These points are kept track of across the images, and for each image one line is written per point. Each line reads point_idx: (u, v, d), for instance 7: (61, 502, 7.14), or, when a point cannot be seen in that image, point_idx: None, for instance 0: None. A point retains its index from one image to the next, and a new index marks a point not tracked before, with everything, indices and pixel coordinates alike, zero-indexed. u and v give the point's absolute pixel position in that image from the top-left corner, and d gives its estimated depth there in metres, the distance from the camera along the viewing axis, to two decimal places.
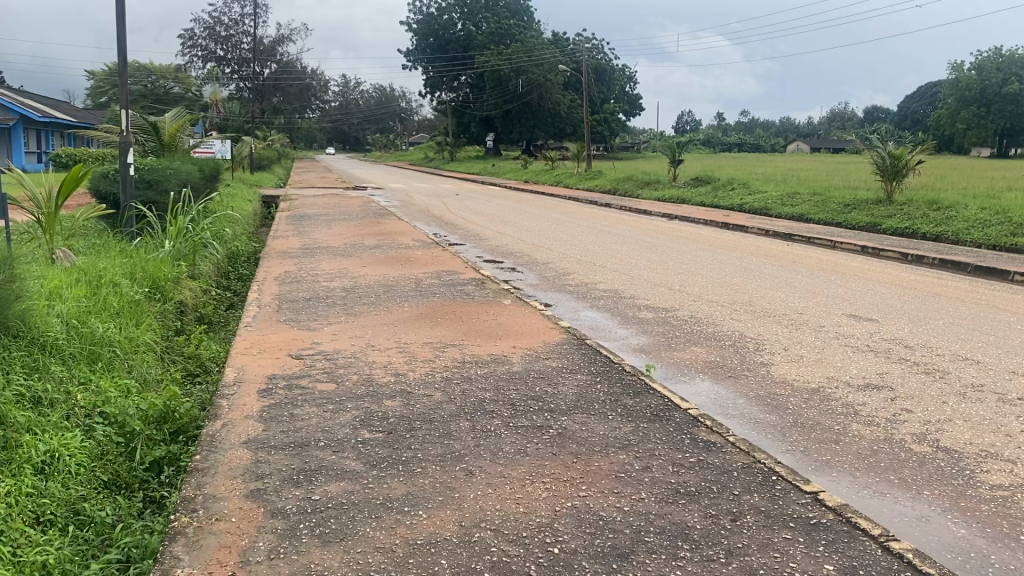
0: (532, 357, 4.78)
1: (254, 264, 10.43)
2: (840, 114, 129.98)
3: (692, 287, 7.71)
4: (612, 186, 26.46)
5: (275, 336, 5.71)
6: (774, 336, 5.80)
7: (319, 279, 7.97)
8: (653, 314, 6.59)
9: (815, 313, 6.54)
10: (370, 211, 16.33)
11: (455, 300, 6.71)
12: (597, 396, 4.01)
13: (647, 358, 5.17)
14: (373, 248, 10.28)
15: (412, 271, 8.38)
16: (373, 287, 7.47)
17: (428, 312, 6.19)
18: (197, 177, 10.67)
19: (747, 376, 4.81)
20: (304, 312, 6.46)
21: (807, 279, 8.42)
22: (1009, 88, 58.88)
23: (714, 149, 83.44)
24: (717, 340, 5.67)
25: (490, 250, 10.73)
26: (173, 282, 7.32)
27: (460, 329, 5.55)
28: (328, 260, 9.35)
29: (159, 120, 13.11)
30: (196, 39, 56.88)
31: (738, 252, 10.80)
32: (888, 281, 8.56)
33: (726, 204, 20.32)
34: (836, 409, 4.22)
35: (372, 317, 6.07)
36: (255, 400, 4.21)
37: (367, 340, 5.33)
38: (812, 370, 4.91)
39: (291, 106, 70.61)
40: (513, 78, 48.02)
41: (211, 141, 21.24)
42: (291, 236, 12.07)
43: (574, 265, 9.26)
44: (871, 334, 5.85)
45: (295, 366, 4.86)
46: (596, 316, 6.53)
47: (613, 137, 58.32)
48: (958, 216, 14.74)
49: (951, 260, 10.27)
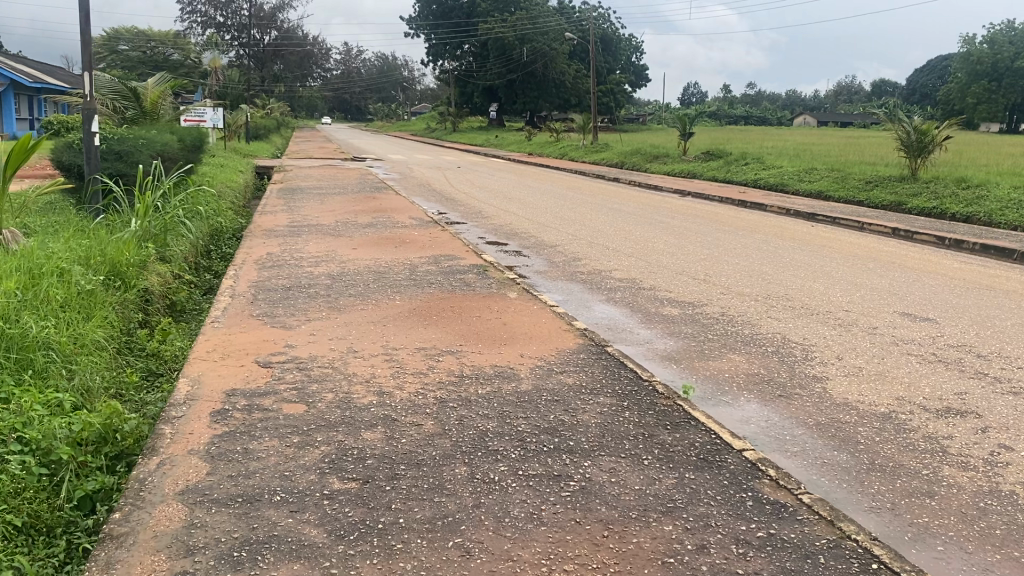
0: (545, 372, 3.99)
1: (237, 242, 9.66)
2: (846, 88, 128.38)
3: (719, 278, 6.91)
4: (620, 160, 25.52)
5: (243, 336, 4.91)
6: (823, 341, 5.02)
7: (304, 264, 7.17)
8: (679, 311, 5.79)
9: (865, 312, 5.75)
10: (366, 185, 15.51)
11: (453, 292, 5.92)
12: (627, 430, 3.23)
13: (679, 371, 4.38)
14: (367, 227, 9.45)
15: (406, 254, 7.59)
16: (363, 274, 6.67)
17: (421, 308, 5.41)
18: (176, 148, 9.85)
19: (801, 397, 4.02)
20: (281, 306, 5.65)
21: (844, 268, 7.62)
22: (1020, 61, 57.75)
23: (721, 123, 82.04)
24: (758, 346, 4.88)
25: (494, 230, 9.92)
26: (139, 267, 6.55)
27: (459, 331, 4.76)
28: (316, 240, 8.54)
29: (141, 87, 12.27)
30: (195, 5, 55.60)
31: (762, 234, 9.99)
32: (932, 270, 7.77)
33: (739, 180, 19.50)
34: (918, 445, 3.44)
35: (357, 313, 5.29)
36: (204, 428, 3.42)
37: (349, 345, 4.54)
38: (876, 389, 4.13)
39: (292, 73, 69.33)
40: (518, 47, 46.85)
41: (203, 110, 20.36)
42: (279, 211, 11.26)
43: (585, 248, 8.47)
44: (934, 339, 5.07)
45: (261, 379, 4.07)
46: (614, 312, 5.75)
47: (618, 108, 57.25)
48: (990, 195, 13.90)
49: (995, 245, 9.44)
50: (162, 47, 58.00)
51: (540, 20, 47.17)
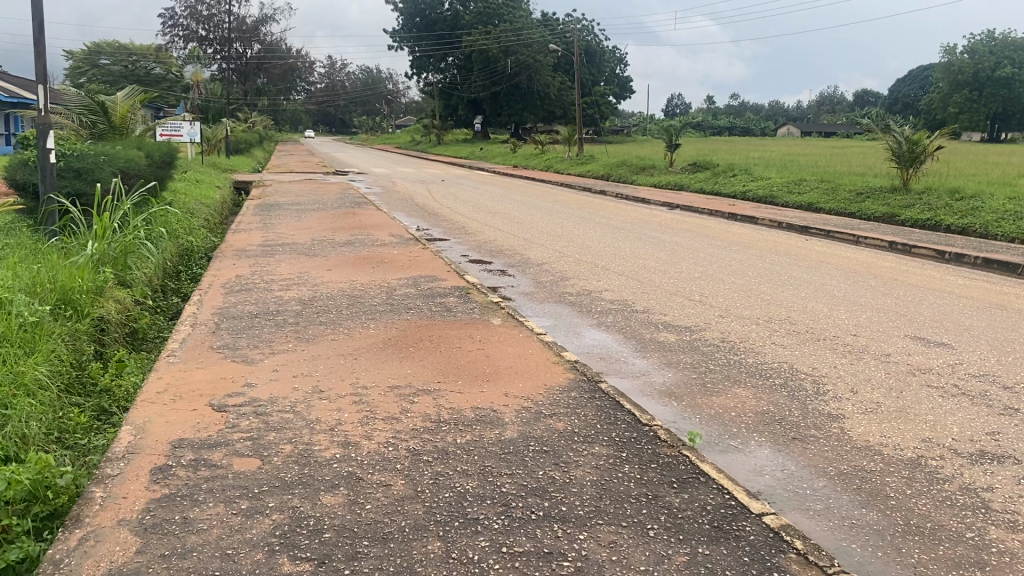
0: (532, 415, 3.55)
1: (207, 262, 9.19)
2: (829, 98, 129.19)
3: (716, 299, 6.51)
4: (606, 172, 25.20)
5: (200, 374, 4.46)
6: (834, 371, 4.62)
7: (273, 288, 6.72)
8: (675, 337, 5.39)
9: (874, 337, 5.37)
10: (346, 200, 15.07)
11: (433, 318, 5.50)
12: (628, 490, 2.81)
13: (679, 410, 3.96)
14: (343, 246, 9.01)
15: (384, 275, 7.15)
16: (336, 298, 6.24)
17: (398, 337, 4.97)
18: (144, 164, 9.38)
19: (818, 441, 3.60)
20: (245, 337, 5.21)
21: (845, 287, 7.25)
22: (1002, 70, 58.05)
23: (706, 134, 82.08)
24: (765, 378, 4.47)
25: (477, 247, 9.51)
26: (95, 293, 6.10)
27: (437, 365, 4.33)
28: (288, 260, 8.08)
29: (109, 101, 11.74)
30: (177, 19, 54.93)
31: (756, 250, 9.62)
32: (936, 288, 7.41)
33: (727, 191, 19.19)
34: (957, 499, 3.04)
35: (327, 345, 4.85)
36: (140, 491, 2.96)
37: (314, 386, 4.10)
38: (899, 429, 3.72)
39: (275, 86, 68.91)
40: (503, 59, 46.50)
41: (180, 124, 19.88)
42: (253, 229, 10.82)
43: (573, 267, 8.06)
44: (953, 368, 4.68)
45: (214, 426, 3.62)
46: (606, 339, 5.33)
47: (603, 120, 57.09)
48: (984, 206, 13.61)
49: (998, 259, 9.10)
50: (143, 61, 57.51)
51: (524, 32, 46.86)
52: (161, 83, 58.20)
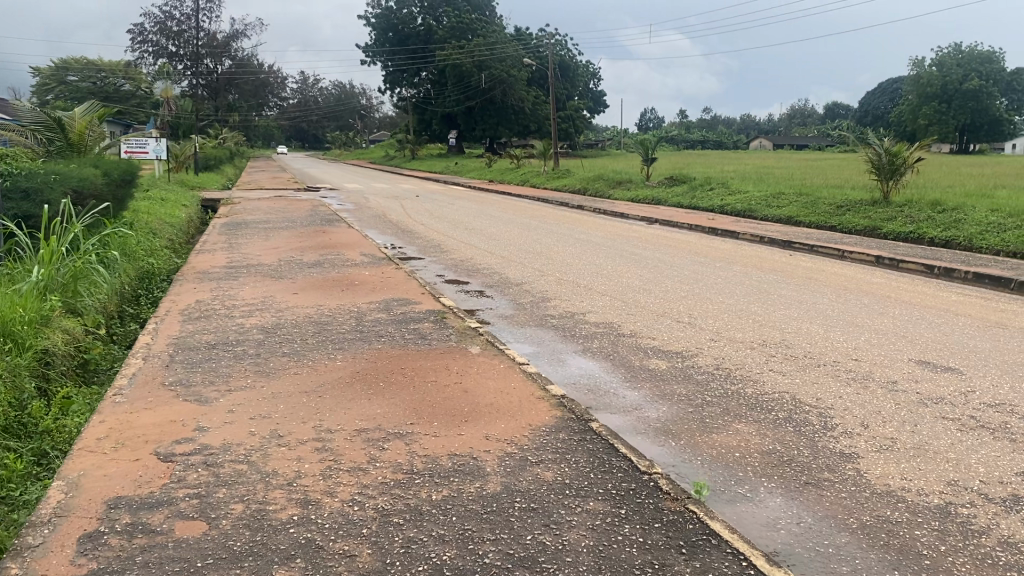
0: (516, 464, 3.16)
1: (167, 285, 8.73)
2: (800, 112, 130.55)
3: (705, 321, 6.18)
4: (582, 186, 24.94)
5: (147, 416, 4.02)
6: (841, 401, 4.28)
7: (235, 315, 6.30)
8: (666, 364, 5.03)
9: (876, 362, 5.05)
10: (316, 218, 14.63)
11: (406, 346, 5.11)
12: (631, 560, 2.45)
13: (678, 451, 3.59)
14: (312, 267, 8.59)
15: (354, 299, 6.75)
16: (302, 326, 5.82)
17: (367, 370, 4.57)
18: (101, 183, 8.91)
19: (833, 486, 3.25)
20: (201, 372, 4.78)
21: (838, 306, 6.95)
22: (969, 83, 58.78)
23: (680, 147, 82.42)
24: (767, 412, 4.12)
25: (453, 267, 9.13)
26: (39, 324, 5.63)
27: (409, 403, 3.94)
28: (253, 284, 7.65)
29: (66, 117, 11.32)
30: (146, 35, 54.26)
31: (741, 266, 9.32)
32: (931, 306, 7.12)
33: (705, 205, 18.98)
34: (1000, 558, 2.68)
35: (289, 382, 4.44)
36: (62, 568, 2.53)
37: (273, 431, 3.70)
38: (921, 470, 3.38)
39: (246, 102, 68.33)
40: (476, 74, 46.25)
41: (145, 141, 19.38)
42: (218, 249, 10.37)
43: (553, 287, 7.71)
44: (967, 396, 4.36)
45: (158, 481, 3.19)
46: (593, 367, 4.97)
47: (578, 134, 57.02)
48: (966, 218, 13.43)
49: (989, 274, 8.86)
50: (112, 77, 56.80)
51: (498, 46, 46.65)
52: (131, 100, 57.49)
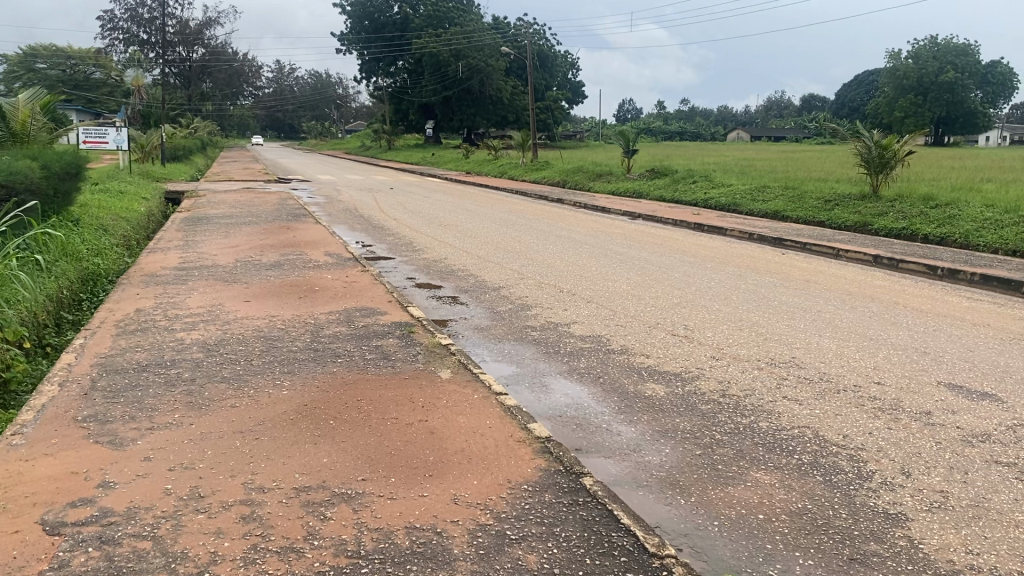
0: (492, 544, 2.51)
1: (110, 288, 7.97)
2: (777, 104, 130.39)
3: (704, 334, 5.55)
4: (562, 179, 24.28)
5: (45, 465, 3.30)
6: (874, 441, 3.66)
7: (176, 329, 5.57)
8: (664, 390, 4.38)
9: (901, 387, 4.43)
10: (282, 212, 13.85)
11: (366, 370, 4.42)
12: None
13: (688, 513, 2.94)
14: (270, 269, 7.86)
15: (313, 309, 6.05)
16: (250, 342, 5.12)
17: (317, 403, 3.87)
18: (37, 175, 8.12)
19: (886, 565, 2.61)
20: (123, 403, 4.06)
21: (845, 315, 6.34)
22: (946, 75, 58.50)
23: (659, 138, 81.79)
24: (790, 456, 3.48)
25: (424, 268, 8.43)
26: None
27: (362, 451, 3.26)
28: (203, 289, 6.91)
29: (9, 105, 10.65)
30: (116, 22, 52.97)
31: (734, 267, 8.70)
32: (944, 315, 6.53)
33: (688, 199, 18.40)
34: None
35: (223, 419, 3.74)
36: None
37: (193, 489, 3.01)
38: (989, 541, 2.75)
39: (219, 90, 66.93)
40: (453, 63, 45.42)
41: (105, 129, 18.52)
42: (171, 247, 9.59)
43: (535, 292, 7.05)
44: (1016, 432, 3.75)
45: (33, 566, 2.48)
46: (580, 394, 4.31)
47: (556, 125, 56.27)
48: (962, 214, 12.91)
49: (997, 276, 8.29)
50: (82, 65, 55.46)
51: (475, 35, 45.85)
52: (100, 87, 56.12)
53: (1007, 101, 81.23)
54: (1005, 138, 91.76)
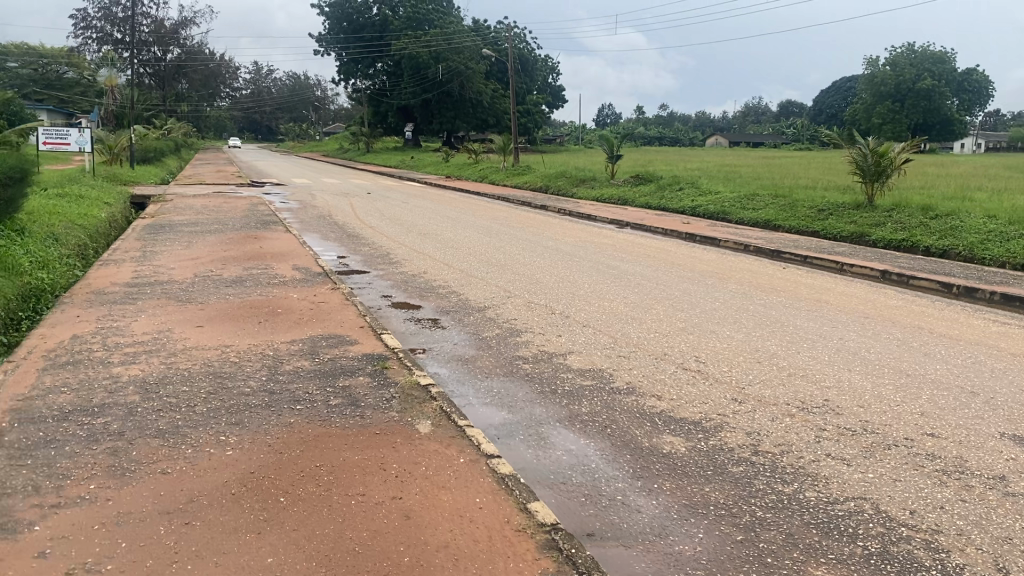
0: None
1: (51, 305, 7.15)
2: (756, 110, 130.77)
3: (718, 369, 4.88)
4: (544, 184, 23.62)
5: None
6: (951, 520, 2.98)
7: (114, 363, 4.79)
8: (685, 445, 3.69)
9: (960, 441, 3.78)
10: (250, 219, 13.03)
11: (329, 423, 3.68)
12: None
13: None
14: (232, 286, 7.10)
15: (274, 337, 5.30)
16: (198, 381, 4.37)
17: (268, 471, 3.15)
18: None
19: None
20: (29, 467, 3.30)
21: (868, 343, 5.69)
22: (923, 82, 58.35)
23: (638, 144, 81.36)
24: (852, 546, 2.79)
25: (401, 284, 7.71)
26: None
27: (320, 547, 2.54)
28: (153, 312, 6.12)
29: None
30: (89, 21, 51.76)
31: (735, 285, 8.05)
32: (977, 343, 5.89)
33: (674, 207, 17.80)
34: None
35: (148, 494, 3.00)
36: None
37: None
38: None
39: (195, 91, 65.78)
40: (433, 65, 44.64)
41: (67, 130, 17.58)
42: (126, 259, 8.80)
43: (522, 314, 6.35)
44: None
45: None
46: (585, 451, 3.61)
47: (537, 130, 55.66)
48: (964, 224, 12.37)
49: (1020, 296, 7.70)
50: (54, 64, 54.19)
51: (455, 37, 45.09)
52: (72, 87, 54.82)
53: (983, 109, 81.46)
54: (980, 145, 92.13)
